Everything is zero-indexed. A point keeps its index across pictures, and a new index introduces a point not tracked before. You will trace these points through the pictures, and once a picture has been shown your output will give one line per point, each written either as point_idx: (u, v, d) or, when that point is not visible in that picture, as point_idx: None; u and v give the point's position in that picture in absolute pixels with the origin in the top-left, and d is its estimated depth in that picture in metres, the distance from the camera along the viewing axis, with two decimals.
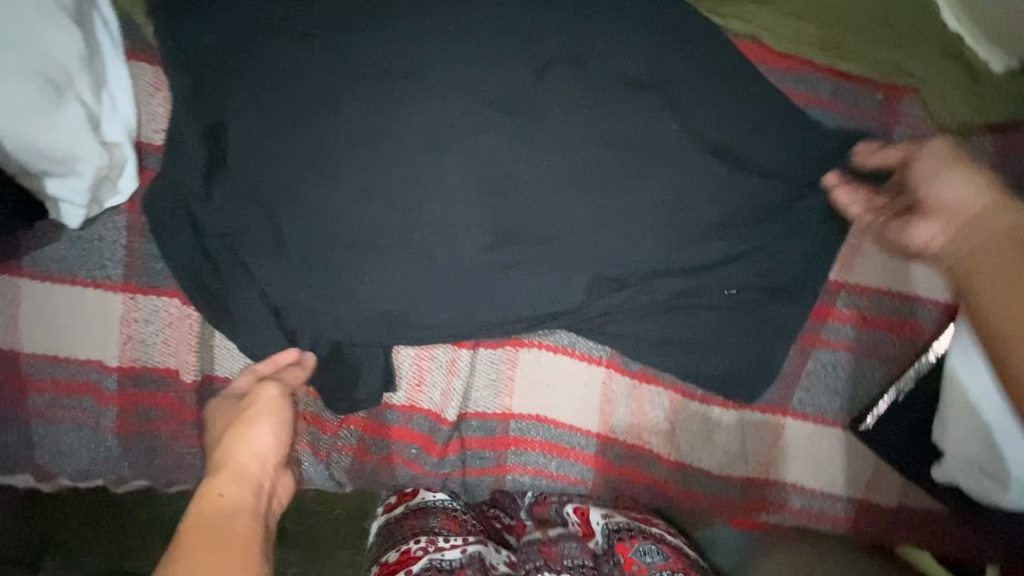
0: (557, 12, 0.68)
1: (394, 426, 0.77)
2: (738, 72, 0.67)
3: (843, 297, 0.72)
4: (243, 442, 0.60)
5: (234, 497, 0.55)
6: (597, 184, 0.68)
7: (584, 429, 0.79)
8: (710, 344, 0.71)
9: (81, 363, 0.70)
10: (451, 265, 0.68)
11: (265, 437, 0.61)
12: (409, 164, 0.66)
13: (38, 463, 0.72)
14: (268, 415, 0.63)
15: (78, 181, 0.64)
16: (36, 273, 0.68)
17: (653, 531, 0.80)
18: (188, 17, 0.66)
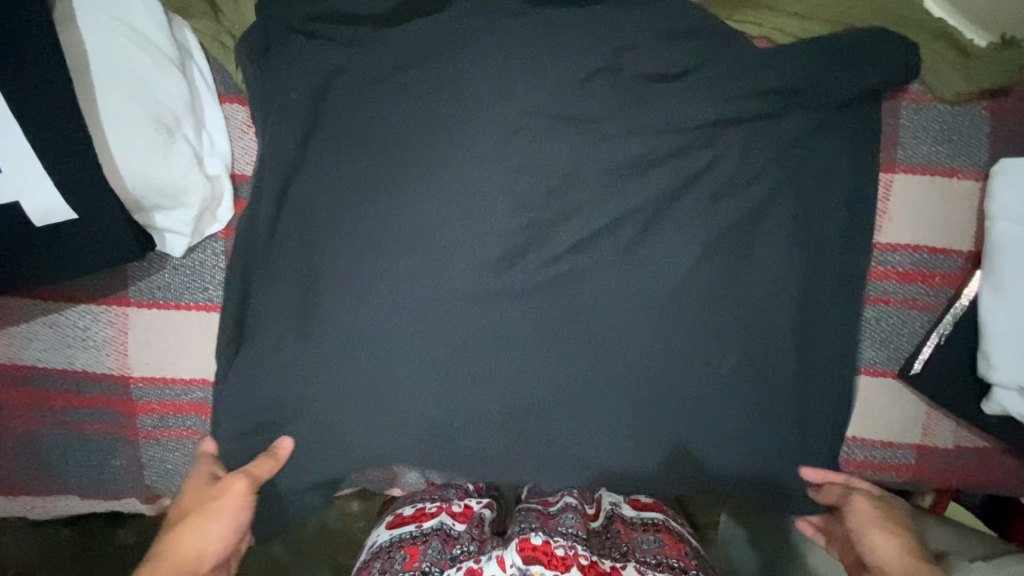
0: (597, 28, 0.77)
1: None
2: (762, 64, 0.76)
3: (876, 257, 0.80)
4: (195, 534, 0.64)
5: None
6: (644, 175, 0.77)
7: None
8: (765, 311, 0.78)
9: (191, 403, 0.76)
10: (518, 263, 0.75)
11: (215, 538, 0.64)
12: (479, 173, 0.72)
13: (148, 484, 0.76)
14: (230, 511, 0.66)
15: (188, 211, 0.71)
16: (144, 300, 0.74)
17: (655, 521, 0.97)
18: (273, 59, 0.74)
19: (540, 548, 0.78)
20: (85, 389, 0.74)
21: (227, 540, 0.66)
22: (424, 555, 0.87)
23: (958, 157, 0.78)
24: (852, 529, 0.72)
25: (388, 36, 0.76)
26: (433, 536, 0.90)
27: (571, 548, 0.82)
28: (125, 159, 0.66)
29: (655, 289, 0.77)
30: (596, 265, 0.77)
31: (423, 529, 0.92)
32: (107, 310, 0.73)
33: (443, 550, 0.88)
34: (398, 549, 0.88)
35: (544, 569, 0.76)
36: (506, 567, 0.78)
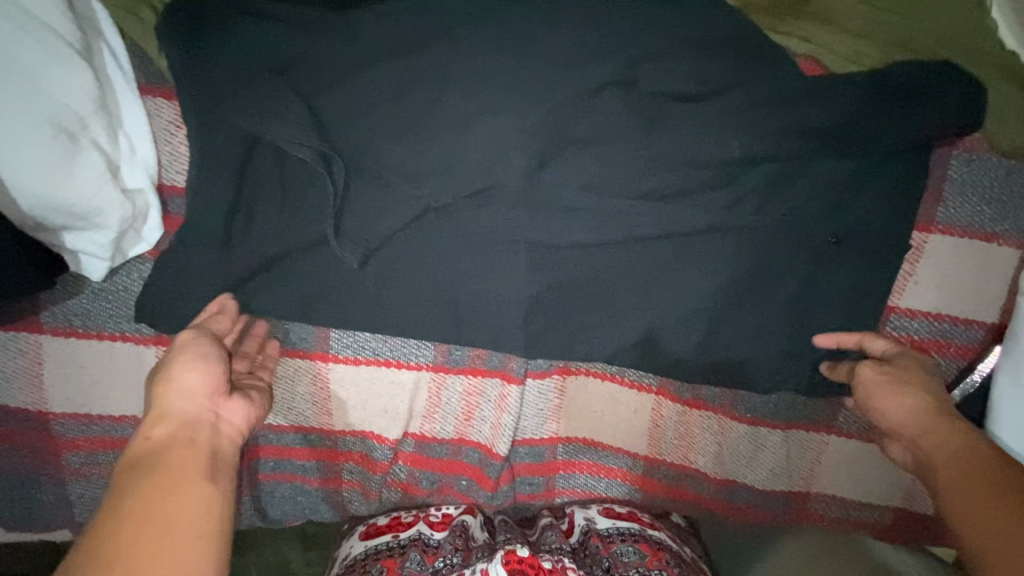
0: (610, 28, 0.63)
1: (444, 459, 0.77)
2: (800, 93, 0.64)
3: (891, 321, 0.72)
4: (165, 386, 0.55)
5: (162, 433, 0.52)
6: (651, 216, 0.66)
7: (633, 453, 0.80)
8: (764, 374, 0.71)
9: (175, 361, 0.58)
10: (496, 308, 0.69)
11: (189, 374, 0.56)
12: (456, 214, 0.65)
13: (78, 520, 0.70)
14: (188, 350, 0.58)
15: (103, 234, 0.59)
16: (59, 329, 0.64)
17: (641, 533, 0.78)
18: (208, 44, 0.59)
19: (525, 561, 0.69)
20: (0, 422, 0.66)
21: (204, 374, 0.57)
22: (403, 569, 0.72)
23: (1002, 220, 0.68)
24: (863, 397, 0.65)
25: (353, 22, 0.61)
26: (411, 547, 0.74)
27: (558, 560, 0.70)
28: (16, 174, 0.54)
29: (648, 338, 0.70)
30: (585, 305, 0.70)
31: (400, 539, 0.75)
32: (18, 340, 0.63)
33: (424, 564, 0.72)
34: (375, 562, 0.72)
35: None
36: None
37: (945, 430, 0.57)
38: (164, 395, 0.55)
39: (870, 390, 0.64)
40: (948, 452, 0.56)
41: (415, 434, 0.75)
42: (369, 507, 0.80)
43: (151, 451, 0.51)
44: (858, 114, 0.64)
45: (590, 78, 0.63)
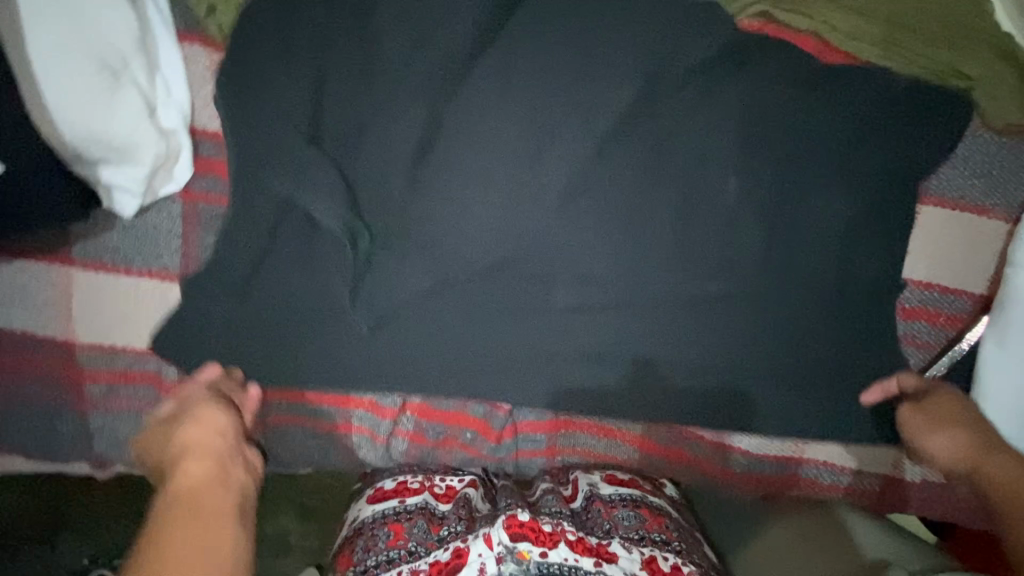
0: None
1: (450, 410, 0.78)
2: (795, 70, 0.69)
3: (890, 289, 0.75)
4: (188, 428, 0.61)
5: (196, 474, 0.57)
6: (654, 179, 0.70)
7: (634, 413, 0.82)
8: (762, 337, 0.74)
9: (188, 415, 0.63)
10: (504, 265, 0.71)
11: (210, 421, 0.62)
12: (466, 169, 0.67)
13: (95, 453, 0.72)
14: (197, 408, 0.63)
15: (137, 170, 0.62)
16: (89, 262, 0.67)
17: (643, 500, 0.79)
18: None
19: (526, 525, 0.70)
20: (29, 351, 0.69)
21: (226, 420, 0.63)
22: (409, 534, 0.72)
23: (992, 193, 0.72)
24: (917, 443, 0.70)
25: None
26: (417, 514, 0.75)
27: (558, 524, 0.72)
28: (64, 107, 0.58)
29: (651, 297, 0.73)
30: (591, 260, 0.71)
31: (407, 505, 0.75)
32: (49, 270, 0.66)
33: (429, 533, 0.73)
34: (382, 527, 0.73)
35: (531, 546, 0.69)
36: (493, 546, 0.68)
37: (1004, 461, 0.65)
38: (180, 442, 0.60)
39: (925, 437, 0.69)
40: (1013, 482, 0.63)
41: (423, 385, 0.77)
42: (375, 457, 0.80)
43: (179, 497, 0.55)
44: (845, 91, 0.69)
45: (602, 46, 0.67)
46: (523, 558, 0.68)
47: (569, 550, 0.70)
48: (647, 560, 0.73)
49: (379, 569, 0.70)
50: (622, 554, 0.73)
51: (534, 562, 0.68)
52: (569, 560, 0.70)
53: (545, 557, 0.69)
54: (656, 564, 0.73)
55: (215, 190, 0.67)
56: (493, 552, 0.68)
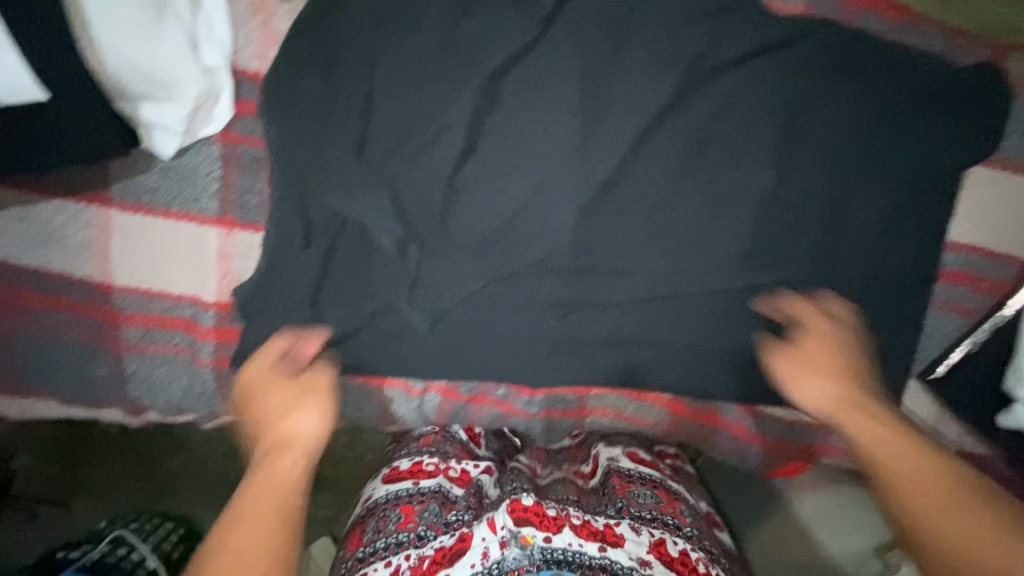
0: None
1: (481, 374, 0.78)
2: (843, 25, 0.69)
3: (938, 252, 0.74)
4: (284, 390, 0.59)
5: (284, 443, 0.55)
6: (697, 135, 0.70)
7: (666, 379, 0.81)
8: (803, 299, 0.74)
9: (296, 396, 0.58)
10: (546, 218, 0.70)
11: (310, 386, 0.59)
12: (512, 119, 0.68)
13: (131, 397, 0.73)
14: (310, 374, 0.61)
15: (179, 108, 0.61)
16: (128, 204, 0.66)
17: (658, 480, 0.76)
18: None
19: (529, 510, 0.64)
20: (65, 293, 0.68)
21: (322, 388, 0.60)
22: (419, 518, 0.67)
23: None
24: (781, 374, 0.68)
25: None
26: (430, 497, 0.70)
27: (563, 508, 0.66)
28: (106, 37, 0.56)
29: (692, 249, 0.72)
30: (631, 210, 0.71)
31: (420, 487, 0.71)
32: (86, 211, 0.66)
33: (440, 516, 0.67)
34: (393, 508, 0.68)
35: (535, 531, 0.62)
36: (497, 530, 0.62)
37: (888, 442, 0.58)
38: (284, 427, 0.55)
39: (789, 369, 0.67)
40: (898, 461, 0.56)
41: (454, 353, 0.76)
42: (407, 411, 0.79)
43: (261, 464, 0.54)
44: (894, 47, 0.69)
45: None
46: (526, 544, 0.61)
47: (573, 535, 0.63)
48: (656, 543, 0.66)
49: (387, 553, 0.64)
50: (629, 534, 0.66)
51: (538, 548, 0.61)
52: (574, 545, 0.63)
53: (549, 542, 0.61)
54: (665, 546, 0.66)
55: (256, 133, 0.67)
56: (497, 537, 0.62)
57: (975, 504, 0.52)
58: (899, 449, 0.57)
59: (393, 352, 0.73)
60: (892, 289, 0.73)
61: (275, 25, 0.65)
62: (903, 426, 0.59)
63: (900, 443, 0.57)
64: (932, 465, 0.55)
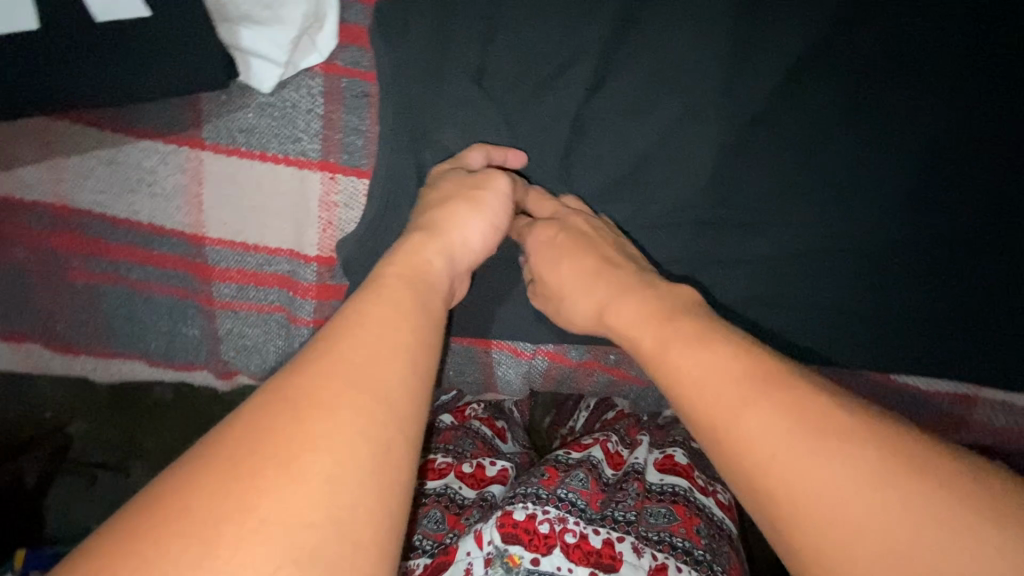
0: None
1: (583, 355, 0.71)
2: None
3: None
4: (448, 210, 0.53)
5: (431, 264, 0.48)
6: (866, 63, 0.60)
7: None
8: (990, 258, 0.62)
9: (463, 194, 0.55)
10: (683, 161, 0.62)
11: (475, 222, 0.54)
12: (650, 48, 0.59)
13: (223, 359, 0.68)
14: (493, 205, 0.56)
15: (285, 32, 0.54)
16: (222, 145, 0.59)
17: (672, 496, 0.71)
18: None
19: (520, 526, 0.62)
20: (153, 245, 0.63)
21: (489, 223, 0.55)
22: (420, 523, 0.70)
23: None
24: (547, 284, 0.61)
25: None
26: (435, 502, 0.73)
27: (558, 522, 0.63)
28: None
29: (850, 197, 0.62)
30: (777, 151, 0.62)
31: (429, 490, 0.74)
32: (179, 153, 0.59)
33: (443, 523, 0.70)
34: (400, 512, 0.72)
35: (523, 551, 0.60)
36: (482, 545, 0.61)
37: (761, 410, 0.39)
38: (447, 222, 0.52)
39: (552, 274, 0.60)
40: (760, 442, 0.38)
41: (548, 349, 0.71)
42: (513, 373, 0.73)
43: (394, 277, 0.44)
44: None
45: None
46: (513, 564, 0.59)
47: (563, 558, 0.61)
48: (656, 568, 0.62)
49: None
50: (628, 556, 0.62)
51: (524, 569, 0.59)
52: (563, 570, 0.60)
53: (536, 565, 0.59)
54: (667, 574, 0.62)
55: (364, 64, 0.59)
56: (482, 552, 0.61)
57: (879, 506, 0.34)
58: (731, 416, 0.40)
59: (502, 312, 0.68)
60: None
61: None
62: (708, 348, 0.44)
63: (743, 400, 0.40)
64: (819, 463, 0.36)
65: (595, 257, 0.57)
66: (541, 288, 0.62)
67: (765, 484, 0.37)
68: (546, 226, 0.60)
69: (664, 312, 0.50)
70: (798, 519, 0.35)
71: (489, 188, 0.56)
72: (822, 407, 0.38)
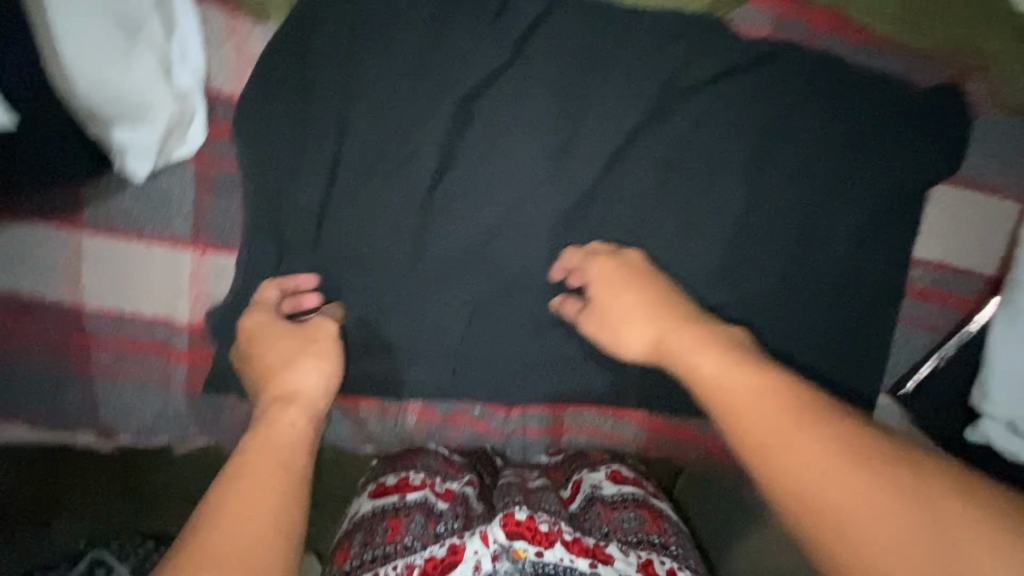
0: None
1: (449, 411, 0.79)
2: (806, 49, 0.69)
3: (914, 274, 0.75)
4: (296, 369, 0.58)
5: (294, 428, 0.53)
6: (665, 159, 0.71)
7: (634, 424, 0.82)
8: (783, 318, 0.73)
9: (301, 349, 0.60)
10: (519, 237, 0.72)
11: (315, 378, 0.58)
12: (481, 143, 0.69)
13: (100, 421, 0.71)
14: (323, 354, 0.60)
15: (151, 131, 0.62)
16: (101, 227, 0.66)
17: (647, 502, 0.70)
18: None
19: (523, 523, 0.60)
20: (36, 315, 0.68)
21: (328, 380, 0.59)
22: (407, 530, 0.61)
23: (1004, 174, 0.72)
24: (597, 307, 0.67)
25: None
26: (416, 509, 0.64)
27: (554, 522, 0.62)
28: (75, 56, 0.54)
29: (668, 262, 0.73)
30: (605, 225, 0.72)
31: (407, 501, 0.65)
32: (59, 233, 0.66)
33: (428, 529, 0.62)
34: (380, 521, 0.63)
35: (529, 545, 0.58)
36: (489, 543, 0.58)
37: (796, 434, 0.43)
38: (289, 383, 0.57)
39: (607, 305, 0.66)
40: (798, 462, 0.42)
41: (415, 408, 0.78)
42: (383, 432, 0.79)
43: (262, 446, 0.49)
44: (865, 77, 0.69)
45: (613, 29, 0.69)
46: (519, 558, 0.58)
47: (565, 550, 0.59)
48: (644, 564, 0.61)
49: (375, 566, 0.59)
50: (618, 559, 0.61)
51: (530, 562, 0.58)
52: (567, 560, 0.59)
53: (541, 558, 0.58)
54: None
55: (229, 157, 0.67)
56: (489, 550, 0.58)
57: (903, 521, 0.37)
58: (782, 435, 0.43)
59: (370, 374, 0.73)
60: (865, 310, 0.74)
61: (248, 49, 0.66)
62: (740, 378, 0.49)
63: (777, 428, 0.44)
64: (858, 481, 0.39)
65: (638, 287, 0.65)
66: (592, 323, 0.67)
67: (795, 510, 0.41)
68: (606, 260, 0.68)
69: (697, 338, 0.55)
70: (824, 534, 0.39)
71: (318, 336, 0.62)
72: (831, 436, 0.42)
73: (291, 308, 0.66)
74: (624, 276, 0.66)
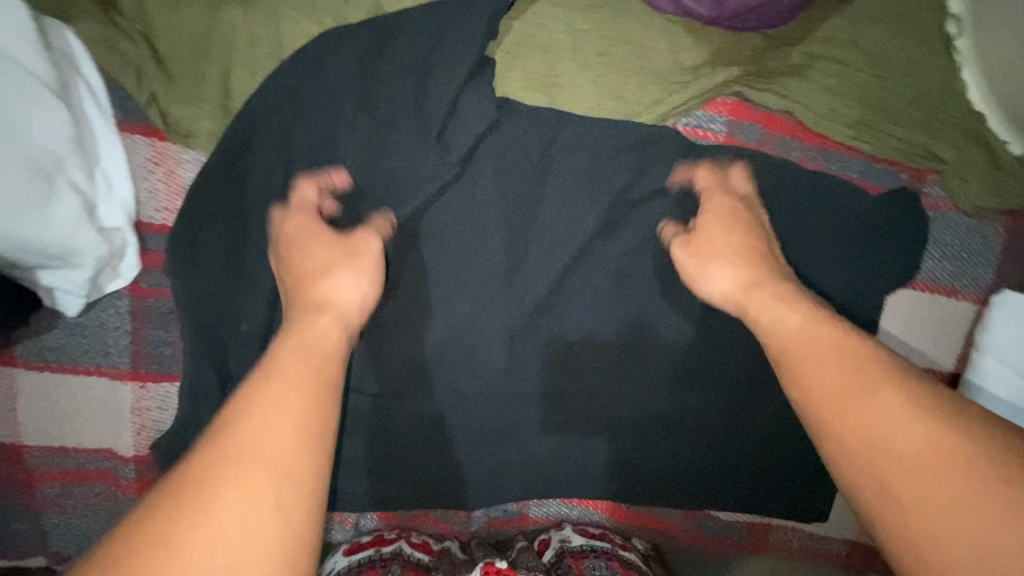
0: (576, 95, 0.66)
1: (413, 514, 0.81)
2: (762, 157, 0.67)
3: None
4: (334, 278, 0.53)
5: (330, 338, 0.47)
6: (618, 268, 0.70)
7: (600, 509, 0.84)
8: (732, 413, 0.77)
9: (340, 259, 0.55)
10: (475, 349, 0.72)
11: (349, 288, 0.53)
12: (431, 259, 0.68)
13: (48, 551, 0.70)
14: (361, 266, 0.55)
15: (78, 274, 0.59)
16: (34, 363, 0.64)
17: (611, 551, 0.77)
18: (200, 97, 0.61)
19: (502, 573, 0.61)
20: None
21: (364, 292, 0.54)
22: None
23: (960, 275, 0.71)
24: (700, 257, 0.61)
25: (333, 78, 0.62)
26: (391, 560, 0.74)
27: None
28: None
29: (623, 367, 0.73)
30: (559, 333, 0.72)
31: (382, 552, 0.75)
32: None
33: None
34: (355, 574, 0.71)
35: None
36: None
37: (872, 401, 0.42)
38: (323, 290, 0.52)
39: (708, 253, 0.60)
40: (872, 429, 0.41)
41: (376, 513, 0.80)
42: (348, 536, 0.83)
43: (295, 346, 0.45)
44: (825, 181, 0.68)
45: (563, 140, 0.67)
46: None
47: None
48: None
49: None
50: None
51: None
52: None
53: None
54: None
55: (165, 286, 0.64)
56: None
57: (954, 484, 0.37)
58: (864, 388, 0.42)
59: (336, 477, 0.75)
60: None
61: (179, 175, 0.63)
62: (819, 334, 0.48)
63: (848, 389, 0.43)
64: (928, 430, 0.39)
65: (743, 228, 0.60)
66: (685, 247, 0.63)
67: (844, 451, 0.42)
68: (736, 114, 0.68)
69: (780, 302, 0.53)
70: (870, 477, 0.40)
71: (360, 247, 0.57)
72: (915, 398, 0.41)
73: (327, 210, 0.62)
74: (726, 221, 0.61)
